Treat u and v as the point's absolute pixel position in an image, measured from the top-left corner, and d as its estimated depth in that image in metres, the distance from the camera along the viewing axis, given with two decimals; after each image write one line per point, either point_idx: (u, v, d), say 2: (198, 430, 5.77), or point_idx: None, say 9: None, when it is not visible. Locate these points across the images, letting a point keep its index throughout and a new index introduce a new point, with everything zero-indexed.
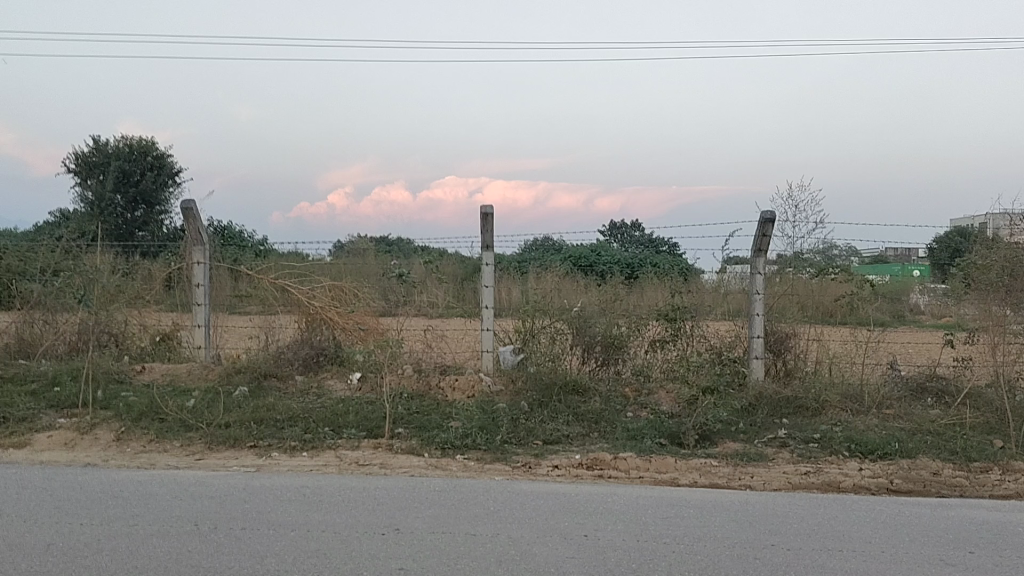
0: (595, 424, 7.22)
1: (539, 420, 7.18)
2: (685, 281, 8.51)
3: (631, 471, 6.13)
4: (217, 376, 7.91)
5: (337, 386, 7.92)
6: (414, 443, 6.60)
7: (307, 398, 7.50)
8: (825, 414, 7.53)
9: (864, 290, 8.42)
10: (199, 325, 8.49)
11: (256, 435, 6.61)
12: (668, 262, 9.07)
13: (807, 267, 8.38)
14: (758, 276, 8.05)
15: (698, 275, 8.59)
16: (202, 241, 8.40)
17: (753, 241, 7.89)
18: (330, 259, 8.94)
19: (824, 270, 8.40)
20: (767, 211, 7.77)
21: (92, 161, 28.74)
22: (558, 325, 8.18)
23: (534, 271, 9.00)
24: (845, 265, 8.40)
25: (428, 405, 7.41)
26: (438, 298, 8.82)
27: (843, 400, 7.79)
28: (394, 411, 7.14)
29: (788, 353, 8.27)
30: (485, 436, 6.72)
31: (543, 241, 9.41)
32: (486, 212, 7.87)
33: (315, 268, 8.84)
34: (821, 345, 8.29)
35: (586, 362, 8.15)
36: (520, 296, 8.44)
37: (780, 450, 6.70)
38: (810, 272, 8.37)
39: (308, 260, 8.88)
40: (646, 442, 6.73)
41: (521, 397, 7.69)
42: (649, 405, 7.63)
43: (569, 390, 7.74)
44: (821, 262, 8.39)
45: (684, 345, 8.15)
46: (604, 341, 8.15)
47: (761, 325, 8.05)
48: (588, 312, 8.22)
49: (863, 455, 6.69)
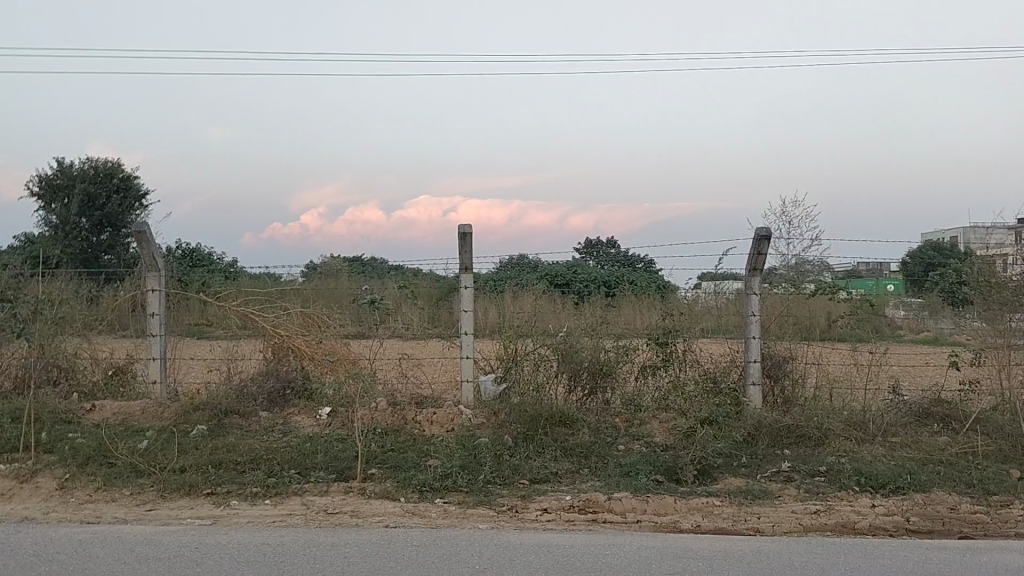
0: (585, 459, 6.68)
1: (524, 456, 6.64)
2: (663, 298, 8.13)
3: (628, 514, 5.60)
4: (174, 414, 7.30)
5: (305, 422, 7.32)
6: (388, 486, 6.04)
7: (271, 437, 6.91)
8: (828, 444, 7.06)
9: (863, 310, 8.00)
10: (153, 357, 7.82)
11: (214, 482, 6.02)
12: (645, 279, 8.61)
13: (804, 285, 7.92)
14: (754, 297, 7.56)
15: (675, 292, 8.13)
16: (156, 266, 7.77)
17: (748, 260, 7.43)
18: (301, 280, 8.46)
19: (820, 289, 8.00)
20: (762, 227, 7.30)
21: (57, 184, 27.99)
22: (542, 350, 7.68)
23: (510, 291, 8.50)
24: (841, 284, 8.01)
25: (404, 442, 6.83)
26: (412, 321, 8.40)
27: (847, 428, 7.32)
28: (366, 450, 6.57)
29: (786, 379, 7.75)
30: (467, 476, 6.16)
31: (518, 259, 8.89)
32: (464, 231, 7.35)
33: (285, 292, 8.30)
34: (820, 368, 7.83)
35: (573, 391, 7.63)
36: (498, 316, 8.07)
37: (786, 486, 6.21)
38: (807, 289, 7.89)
39: (279, 282, 8.39)
40: (641, 479, 6.20)
41: (504, 430, 7.13)
42: (643, 437, 7.12)
43: (556, 423, 7.18)
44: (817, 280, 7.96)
45: (677, 372, 7.67)
46: (591, 368, 7.62)
47: (757, 349, 7.54)
48: (574, 336, 7.68)
49: (874, 490, 6.21)
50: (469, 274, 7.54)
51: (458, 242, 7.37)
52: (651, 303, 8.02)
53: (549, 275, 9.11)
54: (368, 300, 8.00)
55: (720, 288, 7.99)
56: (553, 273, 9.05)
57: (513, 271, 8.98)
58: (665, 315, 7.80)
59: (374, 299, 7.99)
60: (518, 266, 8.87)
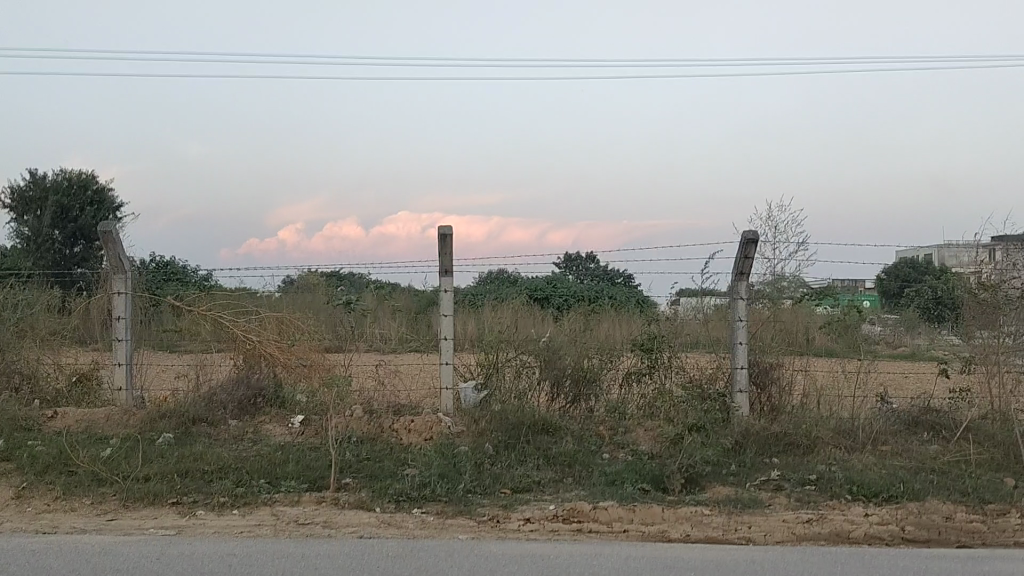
0: (568, 468, 6.46)
1: (505, 465, 6.40)
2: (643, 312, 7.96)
3: (614, 523, 5.37)
4: (139, 422, 7.00)
5: (277, 431, 7.04)
6: (364, 495, 5.78)
7: (241, 446, 6.63)
8: (818, 452, 6.88)
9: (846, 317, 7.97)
10: (119, 363, 7.53)
11: (180, 491, 5.73)
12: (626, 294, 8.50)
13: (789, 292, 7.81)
14: (741, 302, 7.37)
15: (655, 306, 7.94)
16: (122, 268, 7.47)
17: (735, 264, 7.26)
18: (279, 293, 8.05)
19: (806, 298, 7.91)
20: (750, 230, 7.14)
21: (30, 195, 27.50)
22: (524, 357, 7.44)
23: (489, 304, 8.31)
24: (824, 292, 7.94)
25: (380, 451, 6.57)
26: (391, 332, 8.34)
27: (836, 436, 7.14)
28: (341, 459, 6.31)
29: (773, 387, 7.53)
30: (446, 485, 5.91)
31: (498, 275, 8.67)
32: (444, 233, 7.12)
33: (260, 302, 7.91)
34: (808, 376, 7.61)
35: (556, 399, 7.43)
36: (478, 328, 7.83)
37: (775, 495, 6.01)
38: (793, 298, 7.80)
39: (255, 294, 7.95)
40: (627, 488, 5.98)
41: (485, 439, 6.88)
42: (628, 446, 6.92)
43: (538, 431, 6.96)
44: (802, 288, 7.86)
45: (662, 378, 7.41)
46: (575, 375, 7.43)
47: (744, 356, 7.39)
48: (557, 343, 7.48)
49: (867, 499, 6.03)
50: (449, 277, 7.31)
51: (438, 245, 7.14)
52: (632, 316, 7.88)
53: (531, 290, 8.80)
54: (344, 302, 8.20)
55: (699, 302, 7.82)
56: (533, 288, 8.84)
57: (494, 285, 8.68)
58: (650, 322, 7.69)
59: (351, 300, 8.21)
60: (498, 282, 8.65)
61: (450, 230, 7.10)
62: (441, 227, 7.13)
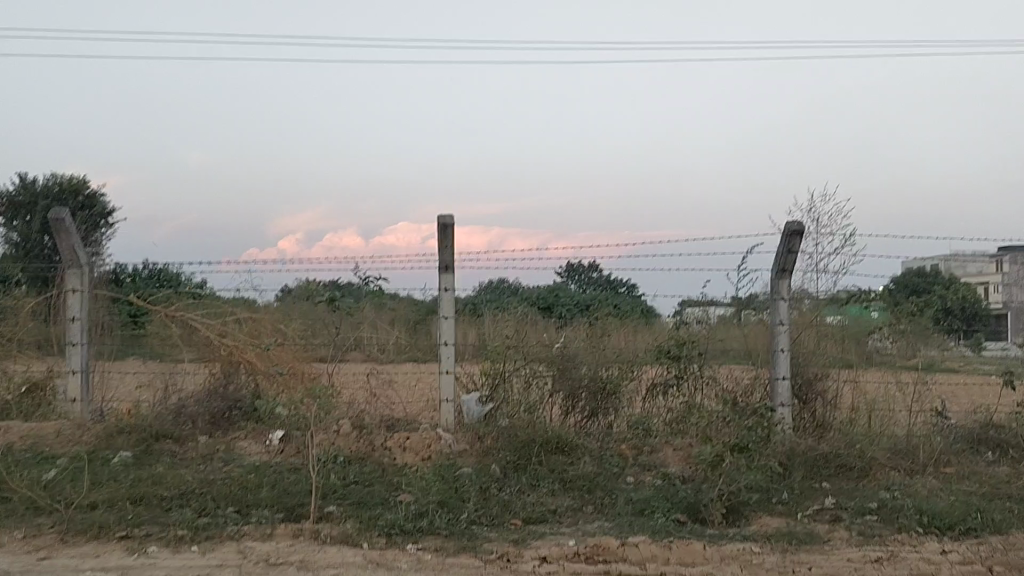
0: (588, 493, 5.55)
1: (515, 491, 5.50)
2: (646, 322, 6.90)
3: (647, 565, 4.46)
4: (94, 438, 6.09)
5: (252, 447, 6.12)
6: (348, 527, 4.86)
7: (209, 467, 5.72)
8: (873, 476, 5.98)
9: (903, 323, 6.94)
10: (73, 371, 6.69)
11: (130, 522, 4.82)
12: (629, 302, 7.17)
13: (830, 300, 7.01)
14: (783, 304, 6.42)
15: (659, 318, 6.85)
16: (78, 262, 6.66)
17: (776, 259, 6.39)
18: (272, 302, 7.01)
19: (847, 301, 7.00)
20: (793, 221, 6.28)
21: (19, 201, 26.66)
22: (535, 366, 6.55)
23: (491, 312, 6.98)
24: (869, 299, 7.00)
25: (371, 472, 5.67)
26: (386, 342, 7.01)
27: (892, 457, 6.24)
28: (324, 483, 5.39)
29: (818, 402, 6.67)
30: (446, 516, 5.00)
31: (499, 282, 7.28)
32: (445, 222, 6.25)
33: (236, 303, 6.95)
34: (857, 388, 6.70)
35: (569, 413, 6.54)
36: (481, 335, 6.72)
37: (834, 528, 5.11)
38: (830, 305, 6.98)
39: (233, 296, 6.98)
40: (659, 519, 5.07)
41: (491, 459, 5.98)
42: (655, 468, 6.01)
43: (552, 450, 6.07)
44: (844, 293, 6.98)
45: (691, 389, 6.57)
46: (592, 387, 6.52)
47: (787, 364, 6.45)
48: (572, 350, 6.58)
49: (941, 532, 5.12)
50: (450, 275, 6.42)
51: (438, 236, 6.28)
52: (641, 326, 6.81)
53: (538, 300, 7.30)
54: (327, 299, 6.96)
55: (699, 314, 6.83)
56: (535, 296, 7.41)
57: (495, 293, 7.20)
58: (677, 326, 6.75)
59: (335, 296, 6.96)
60: (500, 289, 7.25)
61: (452, 218, 6.23)
62: (442, 215, 6.26)
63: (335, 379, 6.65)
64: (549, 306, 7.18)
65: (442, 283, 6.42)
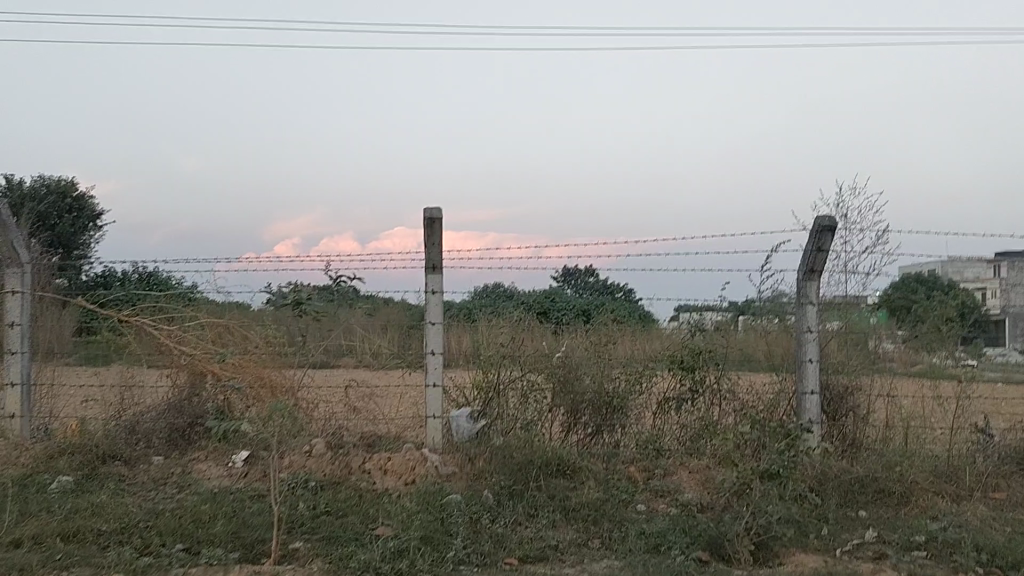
0: (593, 525, 4.85)
1: (510, 523, 4.78)
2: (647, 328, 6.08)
3: None
4: (32, 460, 5.40)
5: (212, 471, 5.42)
6: (314, 569, 4.14)
7: (159, 496, 5.03)
8: (916, 503, 5.28)
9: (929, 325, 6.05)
10: (13, 383, 6.00)
11: (58, 563, 4.10)
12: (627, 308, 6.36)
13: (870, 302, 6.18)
14: (810, 308, 5.74)
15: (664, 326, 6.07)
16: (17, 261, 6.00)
17: (804, 257, 5.70)
18: (238, 308, 6.22)
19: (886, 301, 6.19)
20: (825, 216, 5.59)
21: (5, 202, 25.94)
22: (533, 378, 5.85)
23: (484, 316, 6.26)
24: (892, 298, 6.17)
25: (345, 500, 4.95)
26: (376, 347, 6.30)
27: (935, 480, 5.53)
28: (288, 515, 4.68)
29: (847, 418, 5.97)
30: (430, 554, 4.28)
31: (492, 286, 6.50)
32: (433, 216, 5.55)
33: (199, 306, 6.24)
34: (892, 403, 6.01)
35: (571, 431, 5.86)
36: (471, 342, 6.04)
37: (880, 568, 4.40)
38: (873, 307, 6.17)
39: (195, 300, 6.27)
40: (678, 558, 4.35)
41: (483, 484, 5.27)
42: (669, 493, 5.32)
43: (552, 473, 5.36)
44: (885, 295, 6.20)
45: (707, 403, 5.88)
46: (596, 402, 5.84)
47: (815, 377, 5.75)
48: (575, 360, 5.88)
49: (1004, 573, 4.40)
50: (439, 276, 5.72)
51: (424, 231, 5.57)
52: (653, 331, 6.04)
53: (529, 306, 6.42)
54: (292, 303, 6.06)
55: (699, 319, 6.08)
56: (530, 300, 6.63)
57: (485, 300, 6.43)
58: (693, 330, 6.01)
59: (301, 300, 6.06)
60: (495, 294, 6.47)
61: (440, 211, 5.52)
62: (428, 206, 5.55)
63: (310, 395, 6.02)
64: (544, 313, 6.39)
65: (429, 283, 5.71)
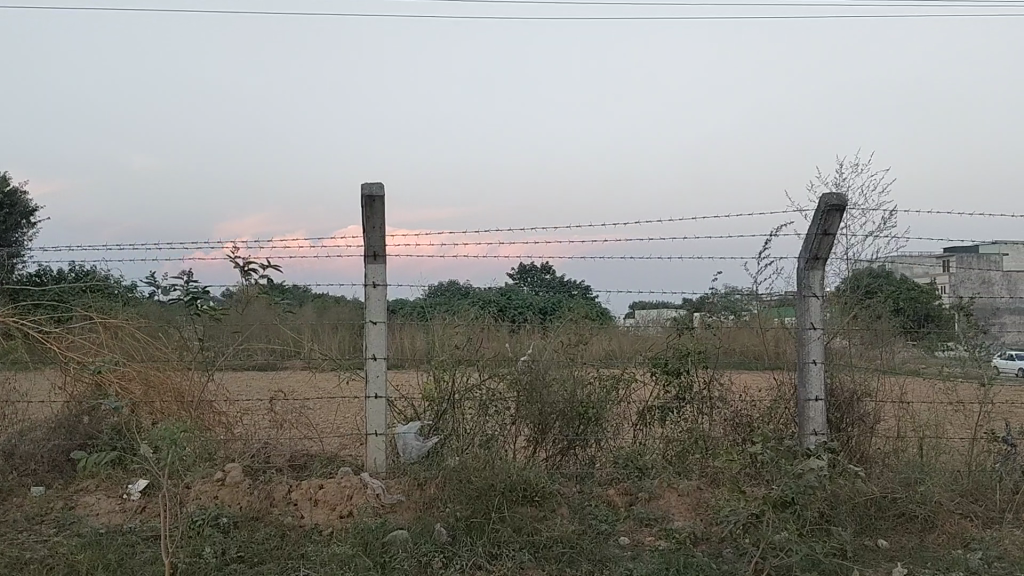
0: (568, 567, 3.99)
1: (468, 568, 3.89)
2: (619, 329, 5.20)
3: None
4: None
5: (103, 506, 4.46)
6: None
7: (31, 539, 4.06)
8: (943, 530, 4.50)
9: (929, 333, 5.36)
10: None
11: None
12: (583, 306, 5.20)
13: (873, 301, 5.42)
14: (815, 302, 4.92)
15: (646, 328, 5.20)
16: None
17: (806, 242, 4.88)
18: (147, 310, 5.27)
19: (890, 302, 5.45)
20: (831, 194, 4.78)
21: None
22: (493, 386, 4.98)
23: (433, 314, 5.25)
24: (892, 304, 5.45)
25: (263, 544, 4.03)
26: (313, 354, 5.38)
27: (960, 499, 4.77)
28: (189, 565, 3.74)
29: (854, 427, 5.14)
30: None
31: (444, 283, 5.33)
32: (370, 195, 4.62)
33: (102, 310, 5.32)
34: (903, 410, 5.25)
35: (539, 448, 4.98)
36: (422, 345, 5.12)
37: None
38: (878, 308, 5.40)
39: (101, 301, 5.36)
40: None
41: (434, 515, 4.38)
42: (657, 522, 4.48)
43: (518, 500, 4.49)
44: (886, 298, 5.45)
45: (694, 413, 5.07)
46: (568, 413, 4.95)
47: (820, 382, 4.92)
48: (543, 364, 4.99)
49: None
50: (381, 267, 4.79)
51: (362, 213, 4.65)
52: (632, 334, 5.18)
53: (483, 303, 5.28)
54: (187, 298, 5.06)
55: (688, 320, 5.15)
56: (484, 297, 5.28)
57: (440, 300, 5.30)
58: (670, 329, 5.14)
59: (198, 294, 5.07)
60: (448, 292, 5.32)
61: (382, 188, 4.62)
62: (366, 182, 4.62)
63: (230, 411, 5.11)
64: (503, 308, 5.25)
65: (369, 274, 4.78)
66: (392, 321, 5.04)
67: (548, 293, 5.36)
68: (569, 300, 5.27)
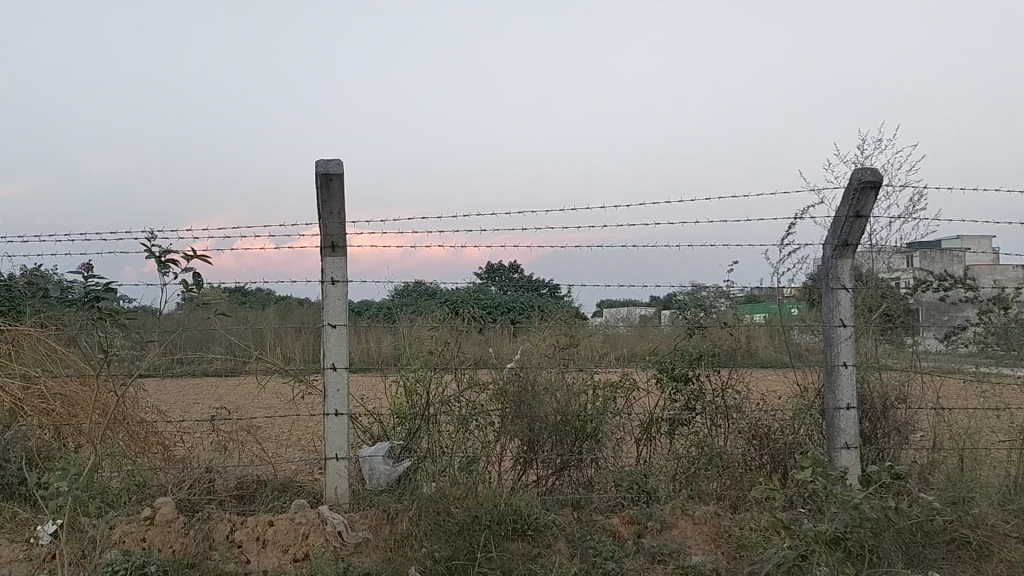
0: None
1: None
2: (613, 331, 4.51)
3: None
4: None
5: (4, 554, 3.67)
6: None
7: None
8: (1005, 560, 3.86)
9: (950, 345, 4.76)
10: None
11: None
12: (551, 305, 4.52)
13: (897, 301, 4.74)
14: (844, 295, 4.25)
15: (642, 334, 4.50)
16: None
17: (835, 227, 4.23)
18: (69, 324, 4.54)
19: (911, 304, 4.78)
20: (865, 170, 4.13)
21: None
22: (474, 398, 4.26)
23: (404, 321, 4.47)
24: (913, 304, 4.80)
25: None
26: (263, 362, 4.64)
27: (1014, 520, 4.14)
28: None
29: (888, 438, 4.50)
30: None
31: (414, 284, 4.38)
32: (328, 174, 3.88)
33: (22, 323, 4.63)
34: (940, 417, 4.61)
35: (528, 469, 4.27)
36: (392, 352, 4.39)
37: None
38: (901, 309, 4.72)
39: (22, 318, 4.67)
40: None
41: (408, 557, 3.65)
42: (673, 557, 3.78)
43: (507, 535, 3.77)
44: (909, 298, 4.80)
45: (707, 426, 4.40)
46: (561, 429, 4.24)
47: (851, 388, 4.26)
48: (531, 372, 4.28)
49: None
50: (341, 260, 4.03)
51: (318, 195, 3.91)
52: (631, 340, 4.50)
53: (454, 302, 4.47)
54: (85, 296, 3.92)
55: (693, 319, 4.45)
56: (453, 299, 4.46)
57: (405, 301, 4.46)
58: (638, 327, 4.50)
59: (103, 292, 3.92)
60: (417, 292, 4.43)
61: (342, 165, 3.88)
62: (322, 159, 3.88)
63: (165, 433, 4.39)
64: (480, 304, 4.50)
65: (326, 269, 4.02)
66: (355, 323, 4.30)
67: (514, 294, 4.61)
68: (540, 299, 4.57)
